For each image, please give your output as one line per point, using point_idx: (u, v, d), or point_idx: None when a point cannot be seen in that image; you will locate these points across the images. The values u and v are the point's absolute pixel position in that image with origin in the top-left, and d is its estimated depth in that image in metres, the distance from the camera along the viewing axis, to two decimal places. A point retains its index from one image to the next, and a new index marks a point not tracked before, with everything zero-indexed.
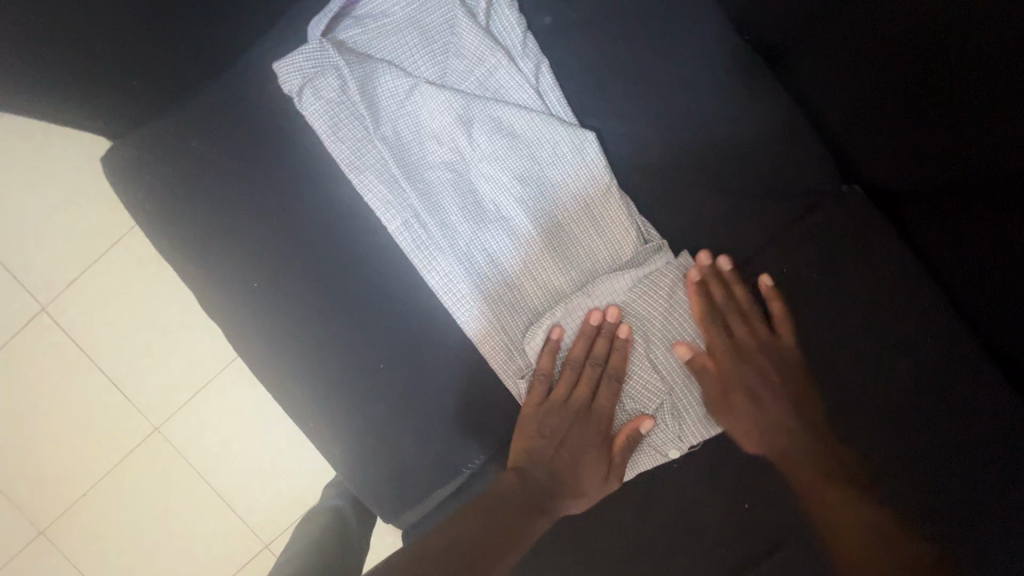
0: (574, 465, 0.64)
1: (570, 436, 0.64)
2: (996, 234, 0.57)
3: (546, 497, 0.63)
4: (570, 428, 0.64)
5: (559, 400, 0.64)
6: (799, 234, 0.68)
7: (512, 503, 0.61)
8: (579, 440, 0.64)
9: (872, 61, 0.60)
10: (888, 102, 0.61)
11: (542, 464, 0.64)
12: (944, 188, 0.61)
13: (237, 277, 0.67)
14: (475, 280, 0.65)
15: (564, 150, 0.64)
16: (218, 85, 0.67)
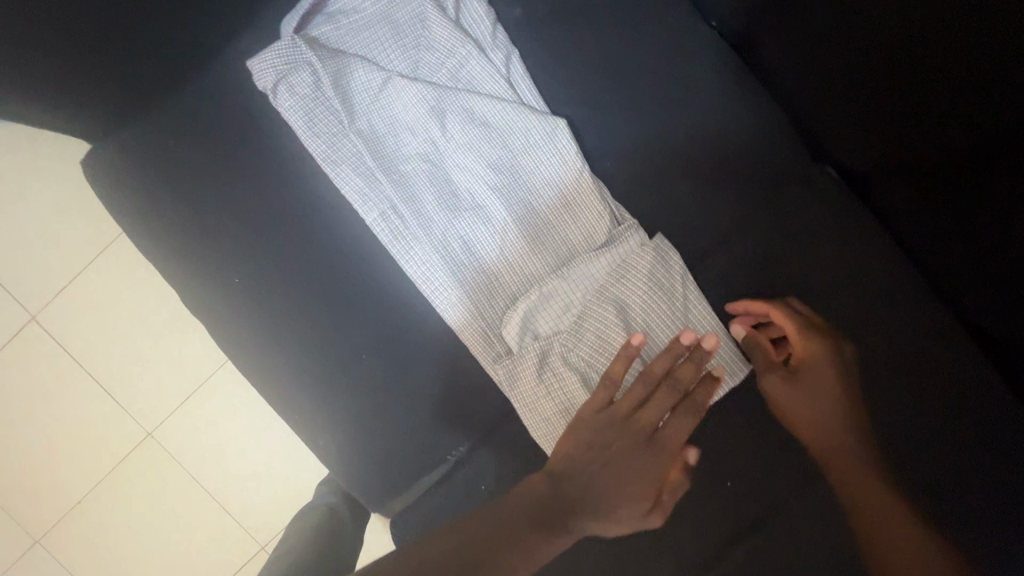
0: (613, 483, 0.55)
1: (622, 454, 0.55)
2: (957, 204, 0.61)
3: (578, 512, 0.54)
4: (624, 443, 0.56)
5: (625, 414, 0.57)
6: (771, 212, 0.69)
7: (545, 517, 0.52)
8: (630, 460, 0.56)
9: (834, 42, 0.63)
10: (851, 81, 0.64)
11: (580, 477, 0.55)
12: (908, 163, 0.64)
13: (219, 271, 0.67)
14: (452, 267, 0.66)
15: (537, 138, 0.66)
16: (194, 84, 0.68)
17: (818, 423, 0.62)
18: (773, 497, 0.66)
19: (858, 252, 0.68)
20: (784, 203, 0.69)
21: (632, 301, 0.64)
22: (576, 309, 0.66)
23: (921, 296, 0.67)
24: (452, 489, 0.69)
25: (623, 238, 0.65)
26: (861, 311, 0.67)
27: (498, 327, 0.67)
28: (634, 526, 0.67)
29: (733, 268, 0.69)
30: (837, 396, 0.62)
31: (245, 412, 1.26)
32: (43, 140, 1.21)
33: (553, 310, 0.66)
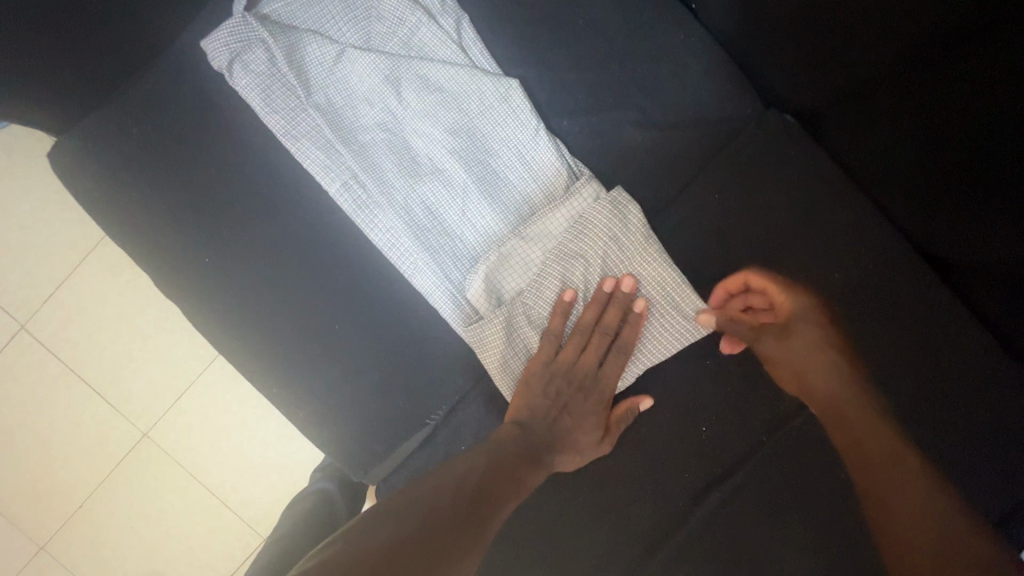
0: (571, 422, 0.65)
1: (574, 397, 0.65)
2: (914, 128, 0.61)
3: (545, 451, 0.64)
4: (570, 386, 0.65)
5: (567, 362, 0.65)
6: (729, 158, 0.70)
7: (510, 452, 0.62)
8: (584, 401, 0.65)
9: None
10: (799, 15, 0.64)
11: (544, 421, 0.64)
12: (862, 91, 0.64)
13: (190, 253, 0.69)
14: (416, 233, 0.67)
15: (491, 99, 0.67)
16: (156, 73, 0.70)
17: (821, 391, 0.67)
18: (746, 436, 0.68)
19: (817, 189, 0.69)
20: (740, 146, 0.70)
21: (588, 253, 0.66)
22: (538, 265, 0.67)
23: (880, 227, 0.68)
24: (433, 451, 0.70)
25: (580, 191, 0.67)
26: (822, 249, 0.68)
27: (464, 289, 0.68)
28: (613, 473, 0.69)
29: (694, 214, 0.70)
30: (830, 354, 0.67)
31: (238, 406, 1.27)
32: (21, 151, 1.23)
33: (514, 270, 0.67)
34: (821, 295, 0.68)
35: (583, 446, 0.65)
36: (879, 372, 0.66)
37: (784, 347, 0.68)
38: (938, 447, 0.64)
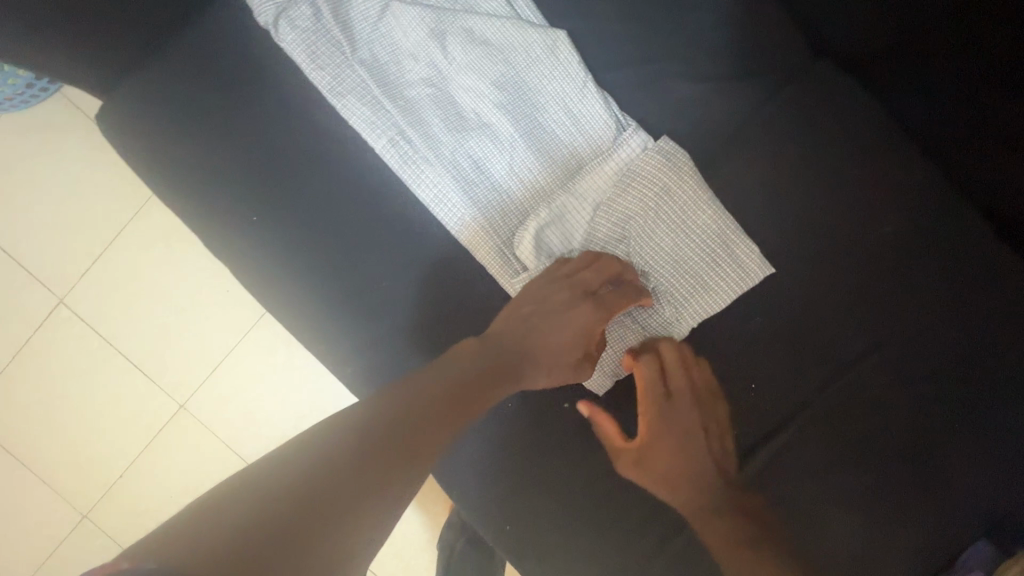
0: (553, 324, 0.62)
1: (566, 322, 0.62)
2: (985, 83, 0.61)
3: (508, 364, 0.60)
4: (567, 302, 0.63)
5: (576, 286, 0.63)
6: (780, 110, 0.68)
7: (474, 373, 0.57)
8: (576, 322, 0.62)
9: None
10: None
11: (534, 326, 0.62)
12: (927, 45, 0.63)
13: (238, 213, 0.69)
14: (464, 188, 0.67)
15: (539, 52, 0.67)
16: (201, 33, 0.70)
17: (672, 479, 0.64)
18: (793, 393, 0.68)
19: (872, 140, 0.67)
20: (791, 97, 0.68)
21: (638, 205, 0.66)
22: (586, 220, 0.67)
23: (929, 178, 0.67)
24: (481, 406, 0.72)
25: (628, 143, 0.67)
26: (877, 205, 0.67)
27: (512, 244, 0.67)
28: None
29: (743, 169, 0.69)
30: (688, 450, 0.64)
31: (271, 378, 1.29)
32: (56, 127, 1.25)
33: (563, 224, 0.67)
34: (872, 249, 0.67)
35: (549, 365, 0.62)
36: (927, 326, 0.66)
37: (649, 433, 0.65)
38: (979, 399, 0.65)
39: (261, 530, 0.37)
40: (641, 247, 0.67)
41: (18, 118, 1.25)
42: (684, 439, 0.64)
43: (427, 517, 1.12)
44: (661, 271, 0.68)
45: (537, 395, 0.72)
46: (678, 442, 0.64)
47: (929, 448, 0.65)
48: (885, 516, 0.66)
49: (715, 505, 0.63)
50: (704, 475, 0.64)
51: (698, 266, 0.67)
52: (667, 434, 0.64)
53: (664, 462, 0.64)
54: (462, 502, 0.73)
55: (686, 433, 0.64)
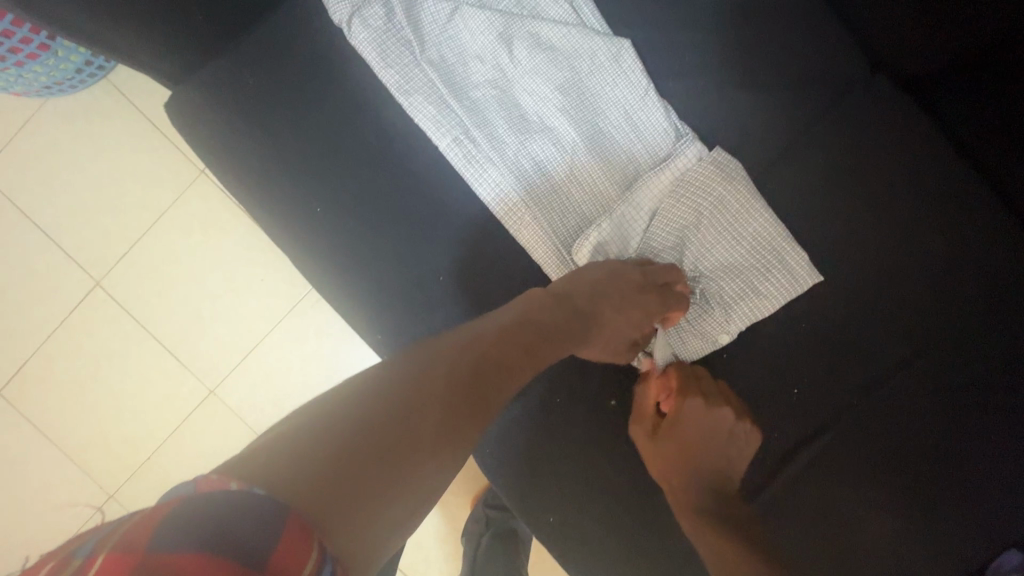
0: (614, 302, 0.65)
1: (625, 307, 0.65)
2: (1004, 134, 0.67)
3: (562, 335, 0.62)
4: (624, 286, 0.65)
5: (634, 276, 0.66)
6: (831, 122, 0.71)
7: (519, 340, 0.59)
8: (642, 306, 0.65)
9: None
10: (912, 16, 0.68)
11: (606, 303, 0.64)
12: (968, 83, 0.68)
13: (301, 204, 0.72)
14: (525, 188, 0.69)
15: (603, 59, 0.69)
16: (275, 27, 0.73)
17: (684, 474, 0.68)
18: (836, 398, 0.70)
19: (924, 153, 0.69)
20: (845, 111, 0.71)
21: (692, 211, 0.69)
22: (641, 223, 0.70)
23: (984, 194, 0.68)
24: (528, 399, 0.75)
25: (685, 149, 0.69)
26: (927, 217, 0.69)
27: (570, 247, 0.70)
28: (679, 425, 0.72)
29: (794, 179, 0.71)
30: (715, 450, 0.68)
31: (300, 368, 1.31)
32: (101, 112, 1.27)
33: (618, 228, 0.70)
34: (920, 260, 0.69)
35: (599, 338, 0.66)
36: (974, 338, 0.67)
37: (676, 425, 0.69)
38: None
39: (311, 470, 0.39)
40: (693, 251, 0.70)
41: (64, 101, 1.27)
42: (703, 437, 0.68)
43: (453, 509, 1.14)
44: (711, 275, 0.70)
45: (584, 391, 0.74)
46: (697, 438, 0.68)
47: (973, 458, 0.66)
48: (925, 524, 0.67)
49: (710, 508, 0.66)
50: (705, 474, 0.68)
51: (749, 270, 0.69)
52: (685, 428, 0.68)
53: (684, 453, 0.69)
54: (507, 493, 0.75)
55: (709, 433, 0.68)
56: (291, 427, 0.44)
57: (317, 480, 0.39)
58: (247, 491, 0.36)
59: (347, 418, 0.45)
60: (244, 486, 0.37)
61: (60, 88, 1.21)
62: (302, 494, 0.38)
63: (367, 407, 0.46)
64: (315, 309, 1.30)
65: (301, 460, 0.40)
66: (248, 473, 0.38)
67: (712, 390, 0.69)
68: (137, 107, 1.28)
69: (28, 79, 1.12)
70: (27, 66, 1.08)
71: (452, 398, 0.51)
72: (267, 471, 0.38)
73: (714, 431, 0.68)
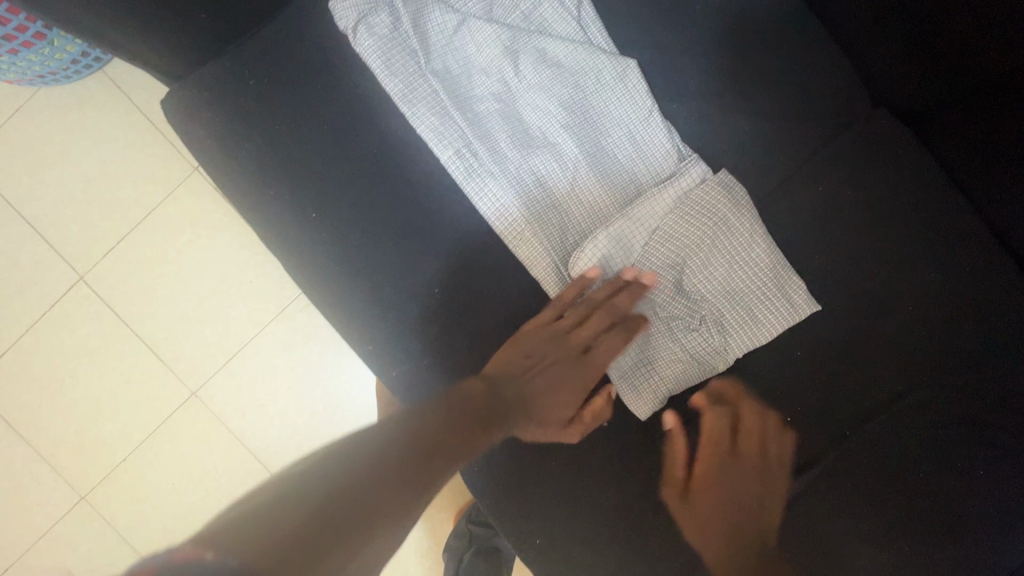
0: (548, 381, 0.65)
1: (554, 377, 0.65)
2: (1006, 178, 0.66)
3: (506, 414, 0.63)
4: (558, 355, 0.66)
5: (561, 333, 0.66)
6: (832, 152, 0.72)
7: (478, 407, 0.62)
8: (575, 378, 0.66)
9: (889, 30, 0.69)
10: (911, 59, 0.69)
11: (537, 379, 0.65)
12: (970, 130, 0.68)
13: (297, 211, 0.71)
14: (525, 203, 0.68)
15: (608, 78, 0.69)
16: (280, 29, 0.72)
17: (733, 520, 0.66)
18: (829, 429, 0.69)
19: (922, 188, 0.69)
20: (845, 143, 0.72)
21: (696, 233, 0.68)
22: (640, 244, 0.69)
23: (982, 231, 0.68)
24: None
25: (687, 172, 0.69)
26: (924, 250, 0.69)
27: (569, 262, 0.69)
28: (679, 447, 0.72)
29: (794, 208, 0.72)
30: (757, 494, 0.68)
31: (287, 372, 1.28)
32: (95, 104, 1.25)
33: (619, 245, 0.69)
34: (918, 294, 0.69)
35: (543, 420, 0.66)
36: (972, 375, 0.67)
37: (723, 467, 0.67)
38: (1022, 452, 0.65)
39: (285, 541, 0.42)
40: (691, 275, 0.70)
41: (58, 91, 1.25)
42: (739, 495, 0.67)
43: (436, 523, 1.12)
44: (708, 299, 0.70)
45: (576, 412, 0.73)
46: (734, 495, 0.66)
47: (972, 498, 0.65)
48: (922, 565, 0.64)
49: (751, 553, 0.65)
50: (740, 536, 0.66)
51: (749, 296, 0.69)
52: (719, 483, 0.67)
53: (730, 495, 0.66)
54: (493, 514, 0.73)
55: (749, 472, 0.67)
56: (277, 485, 0.47)
57: (286, 552, 0.42)
58: (220, 564, 0.39)
59: (325, 483, 0.47)
60: (219, 556, 0.40)
61: (54, 78, 1.19)
62: (277, 563, 0.41)
63: (345, 473, 0.49)
64: (304, 314, 1.28)
65: (271, 529, 0.42)
66: (225, 537, 0.41)
67: (750, 424, 0.69)
68: (133, 100, 1.26)
69: (20, 68, 1.10)
70: (21, 54, 1.06)
71: (420, 461, 0.54)
72: (244, 537, 0.41)
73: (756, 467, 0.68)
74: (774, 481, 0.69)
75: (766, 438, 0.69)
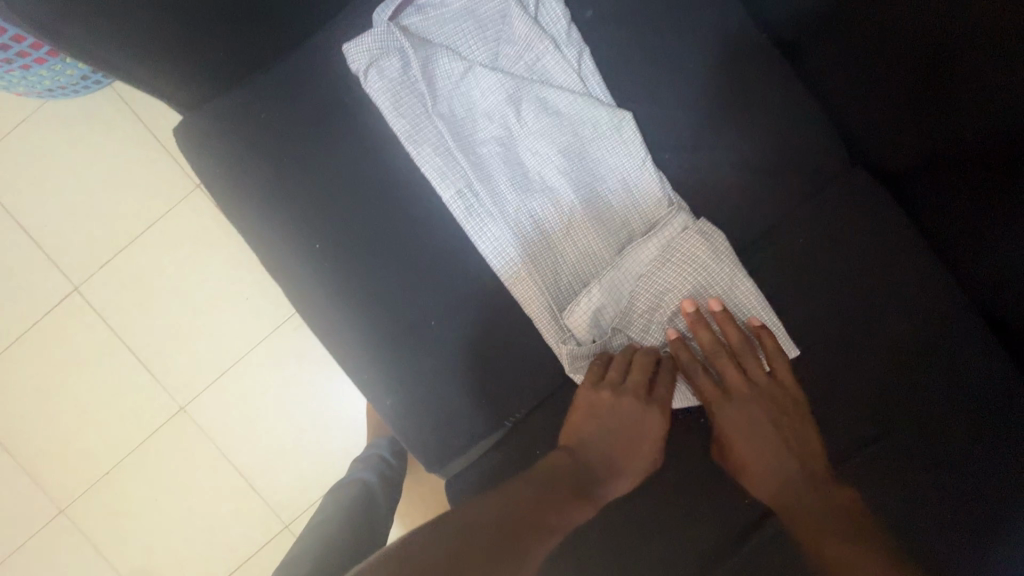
0: (630, 430, 0.69)
1: (638, 424, 0.69)
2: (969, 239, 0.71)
3: (593, 481, 0.66)
4: (631, 405, 0.69)
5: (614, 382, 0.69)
6: (810, 206, 0.77)
7: (561, 475, 0.65)
8: (648, 429, 0.69)
9: (868, 96, 0.75)
10: (886, 124, 0.74)
11: (617, 434, 0.68)
12: (938, 192, 0.73)
13: (301, 241, 0.73)
14: (523, 245, 0.72)
15: (605, 129, 0.73)
16: (294, 67, 0.75)
17: (760, 465, 0.69)
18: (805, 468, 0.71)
19: (895, 241, 0.74)
20: (821, 198, 0.77)
21: (681, 278, 0.71)
22: (629, 288, 0.73)
23: (951, 286, 0.73)
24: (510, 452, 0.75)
25: (673, 219, 0.72)
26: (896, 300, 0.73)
27: (564, 311, 0.72)
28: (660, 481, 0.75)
29: (774, 254, 0.76)
30: (773, 426, 0.69)
31: (278, 390, 1.29)
32: (102, 119, 1.27)
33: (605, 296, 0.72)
34: (889, 341, 0.73)
35: (632, 467, 0.69)
36: (943, 423, 0.70)
37: (729, 413, 0.70)
38: (994, 500, 0.67)
39: None
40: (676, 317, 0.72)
41: (66, 104, 1.27)
42: (759, 431, 0.69)
43: None
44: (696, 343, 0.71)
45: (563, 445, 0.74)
46: (755, 433, 0.69)
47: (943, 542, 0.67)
48: None
49: (794, 486, 0.68)
50: (788, 484, 0.68)
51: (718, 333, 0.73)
52: (731, 425, 0.70)
53: (745, 444, 0.70)
54: None
55: (751, 411, 0.69)
56: None
57: None
58: None
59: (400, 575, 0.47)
60: None
61: (64, 93, 1.21)
62: None
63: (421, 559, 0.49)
64: (298, 332, 1.29)
65: None
66: None
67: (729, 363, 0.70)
68: (140, 116, 1.28)
69: (31, 82, 1.12)
70: (33, 70, 1.08)
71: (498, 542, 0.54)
72: None
73: (759, 403, 0.70)
74: (785, 405, 0.70)
75: (747, 365, 0.70)
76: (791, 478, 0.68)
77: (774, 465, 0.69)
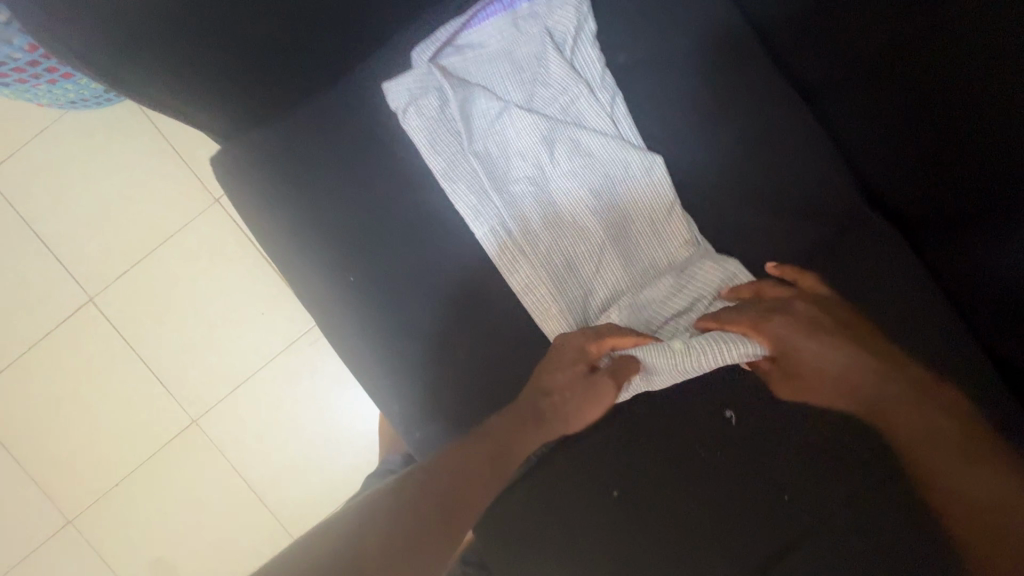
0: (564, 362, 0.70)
1: (570, 357, 0.70)
2: (984, 287, 0.71)
3: (545, 411, 0.70)
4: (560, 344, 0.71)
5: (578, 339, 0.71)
6: (824, 249, 0.79)
7: (510, 410, 0.71)
8: (572, 349, 0.70)
9: (880, 141, 0.77)
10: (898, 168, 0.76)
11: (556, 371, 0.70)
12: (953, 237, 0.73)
13: (335, 275, 0.75)
14: (554, 284, 0.73)
15: (636, 172, 0.74)
16: (334, 101, 0.76)
17: (835, 382, 0.69)
18: (830, 512, 0.71)
19: (904, 287, 0.75)
20: (841, 244, 0.79)
21: (693, 304, 0.74)
22: (649, 321, 0.75)
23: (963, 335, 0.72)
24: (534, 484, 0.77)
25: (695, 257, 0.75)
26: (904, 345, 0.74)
27: None
28: (687, 526, 0.73)
29: None
30: (834, 340, 0.68)
31: (290, 403, 1.30)
32: (123, 131, 1.28)
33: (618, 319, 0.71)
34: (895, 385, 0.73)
35: (580, 391, 0.70)
36: None
37: (787, 336, 0.68)
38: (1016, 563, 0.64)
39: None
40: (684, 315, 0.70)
41: (87, 115, 1.27)
42: (824, 346, 0.68)
43: None
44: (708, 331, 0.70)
45: (588, 483, 0.75)
46: (821, 349, 0.68)
47: None
48: None
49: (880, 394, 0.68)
50: (863, 390, 0.69)
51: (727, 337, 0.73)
52: (793, 346, 0.68)
53: (814, 364, 0.69)
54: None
55: (801, 326, 0.68)
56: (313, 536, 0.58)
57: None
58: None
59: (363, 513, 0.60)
60: None
61: (87, 104, 1.21)
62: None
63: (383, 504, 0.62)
64: (312, 347, 1.30)
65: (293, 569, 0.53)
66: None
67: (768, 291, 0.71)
68: (160, 129, 1.28)
69: (56, 95, 1.12)
70: (60, 84, 1.07)
71: (454, 481, 0.66)
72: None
73: (807, 317, 0.69)
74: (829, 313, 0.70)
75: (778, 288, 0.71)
76: (869, 394, 0.69)
77: (850, 376, 0.68)
